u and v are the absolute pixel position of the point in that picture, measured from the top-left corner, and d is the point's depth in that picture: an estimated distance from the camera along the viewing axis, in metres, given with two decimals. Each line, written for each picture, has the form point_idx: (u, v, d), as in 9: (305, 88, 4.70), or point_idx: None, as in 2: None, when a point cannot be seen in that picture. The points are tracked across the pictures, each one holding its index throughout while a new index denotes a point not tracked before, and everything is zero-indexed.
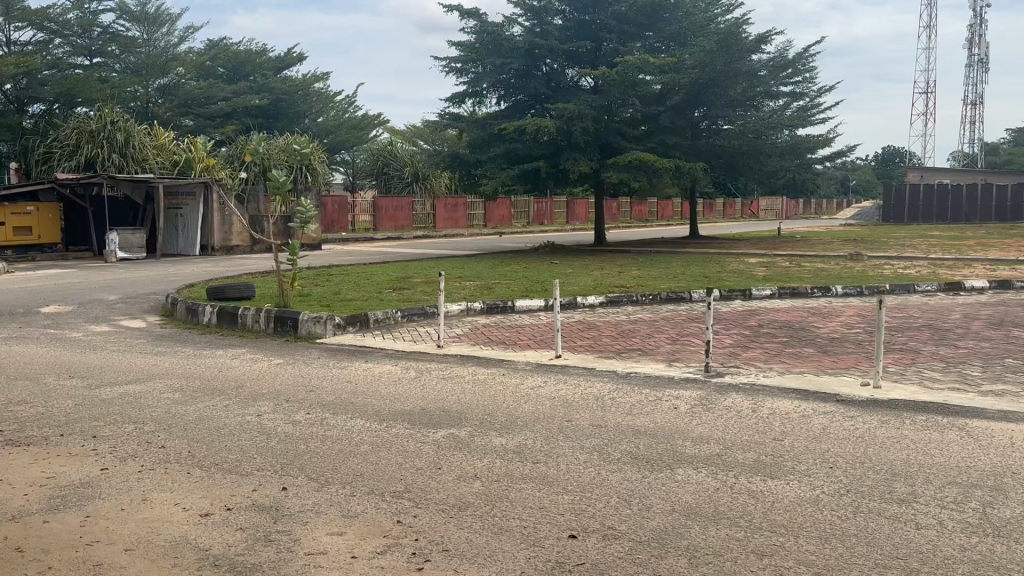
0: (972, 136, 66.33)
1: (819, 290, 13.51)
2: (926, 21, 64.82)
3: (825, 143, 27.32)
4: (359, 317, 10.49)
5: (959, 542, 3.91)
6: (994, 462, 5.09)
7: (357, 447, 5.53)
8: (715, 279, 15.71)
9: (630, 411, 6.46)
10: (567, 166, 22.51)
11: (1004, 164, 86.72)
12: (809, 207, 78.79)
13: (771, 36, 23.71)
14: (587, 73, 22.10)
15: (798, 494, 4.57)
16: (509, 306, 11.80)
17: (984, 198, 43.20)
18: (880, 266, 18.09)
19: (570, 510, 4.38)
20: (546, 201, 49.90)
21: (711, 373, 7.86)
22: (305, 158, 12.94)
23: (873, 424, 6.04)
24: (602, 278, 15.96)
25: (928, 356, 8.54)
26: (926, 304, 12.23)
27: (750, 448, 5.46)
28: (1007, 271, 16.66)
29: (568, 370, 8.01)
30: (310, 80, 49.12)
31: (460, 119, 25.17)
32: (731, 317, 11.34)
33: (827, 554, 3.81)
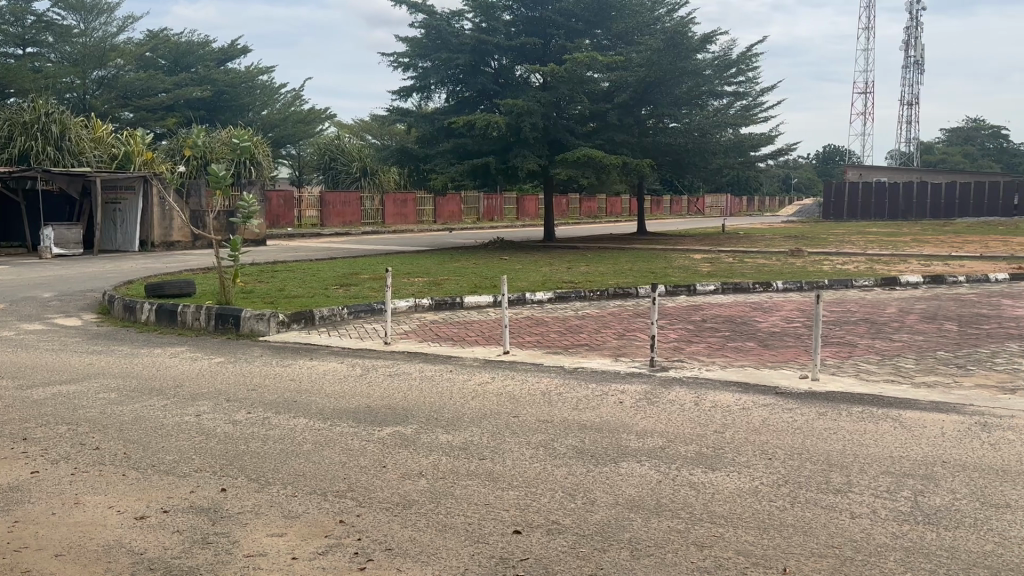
0: (908, 135, 68.35)
1: (761, 285, 13.76)
2: (865, 24, 66.56)
3: (766, 141, 27.83)
4: (304, 315, 10.34)
5: (891, 529, 4.03)
6: (926, 452, 5.26)
7: (300, 447, 5.43)
8: (662, 274, 15.85)
9: (576, 405, 6.50)
10: (515, 162, 22.56)
11: (938, 163, 89.64)
12: (753, 204, 80.27)
13: (716, 36, 24.01)
14: (535, 70, 22.19)
15: (738, 485, 4.65)
16: (457, 302, 11.74)
17: (919, 196, 44.43)
18: (819, 262, 18.53)
19: (515, 505, 4.38)
20: (495, 197, 49.82)
21: (655, 367, 7.94)
22: (247, 152, 12.68)
23: (810, 416, 6.18)
24: (551, 274, 16.02)
25: (864, 349, 8.78)
26: (863, 298, 12.58)
27: (692, 441, 5.52)
28: (941, 266, 17.20)
29: (516, 366, 8.02)
30: (254, 72, 48.25)
31: (408, 115, 25.02)
32: (676, 312, 11.48)
33: (765, 544, 3.88)
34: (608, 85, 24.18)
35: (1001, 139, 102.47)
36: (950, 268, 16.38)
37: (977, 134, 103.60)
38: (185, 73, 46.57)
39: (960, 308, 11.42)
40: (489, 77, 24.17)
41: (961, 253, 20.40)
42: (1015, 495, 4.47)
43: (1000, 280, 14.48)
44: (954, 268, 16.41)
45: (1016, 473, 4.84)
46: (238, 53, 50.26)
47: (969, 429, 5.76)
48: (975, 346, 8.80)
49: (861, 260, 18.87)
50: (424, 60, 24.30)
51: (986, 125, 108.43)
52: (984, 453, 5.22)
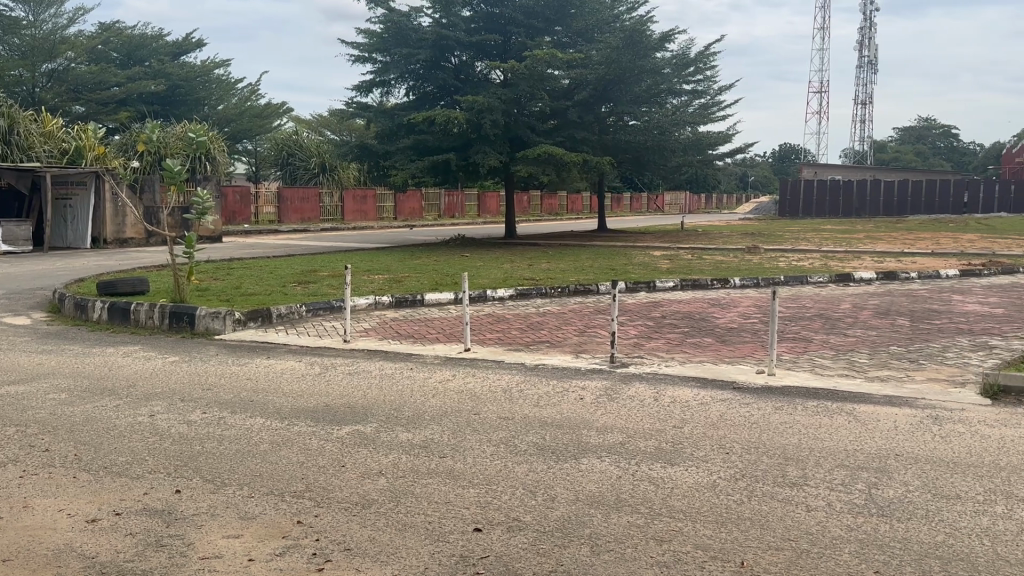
0: (862, 134, 69.64)
1: (718, 282, 13.91)
2: (821, 23, 67.56)
3: (724, 139, 28.17)
4: (261, 313, 10.20)
5: (846, 522, 4.09)
6: (879, 445, 5.36)
7: (256, 447, 5.35)
8: (621, 271, 15.94)
9: (536, 402, 6.50)
10: (476, 159, 22.53)
11: (890, 162, 91.63)
12: (711, 201, 81.26)
13: (674, 34, 24.19)
14: (496, 67, 22.16)
15: (696, 479, 4.69)
16: (417, 299, 11.68)
17: (872, 193, 45.24)
18: (775, 259, 18.81)
19: (475, 503, 4.37)
20: (456, 194, 49.68)
21: (616, 363, 7.97)
22: (202, 147, 12.45)
23: (768, 410, 6.26)
24: (512, 271, 15.99)
25: (819, 344, 8.92)
26: (818, 294, 12.79)
27: (652, 436, 5.56)
28: (893, 263, 17.54)
29: (477, 363, 7.99)
30: (209, 66, 47.39)
31: (367, 110, 24.83)
32: (636, 309, 11.55)
33: (723, 538, 3.91)
34: (568, 82, 24.24)
35: (950, 138, 105.09)
36: (902, 265, 16.73)
37: (928, 133, 105.97)
38: (138, 66, 45.60)
39: (912, 304, 11.67)
40: (450, 73, 24.08)
41: (912, 249, 20.89)
42: (964, 486, 4.58)
43: (950, 276, 14.84)
44: (906, 265, 16.76)
45: (966, 465, 4.96)
46: (193, 46, 49.37)
47: (921, 422, 5.89)
48: (926, 341, 9.00)
49: (815, 257, 19.20)
50: (384, 55, 24.14)
51: (936, 124, 111.08)
52: (934, 446, 5.34)
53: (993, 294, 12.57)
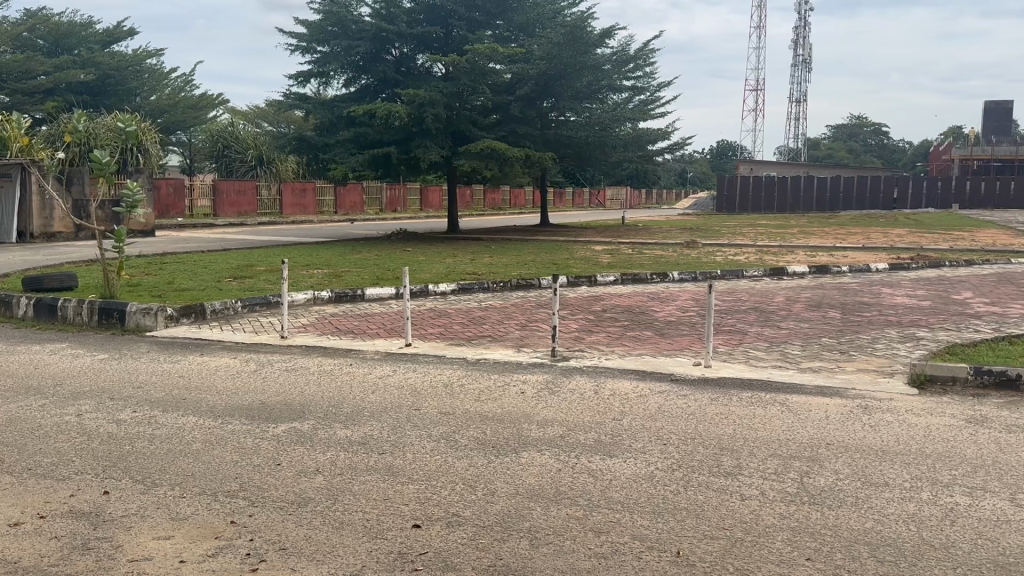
0: (796, 131, 71.48)
1: (658, 276, 14.09)
2: (757, 22, 69.06)
3: (663, 135, 28.54)
4: (194, 309, 9.96)
5: (779, 510, 4.19)
6: (811, 434, 5.50)
7: (188, 447, 5.21)
8: (563, 265, 16.04)
9: (478, 396, 6.49)
10: (418, 153, 22.40)
11: (823, 159, 94.34)
12: (651, 197, 82.48)
13: (615, 31, 24.41)
14: (437, 59, 22.05)
15: (634, 470, 4.75)
16: (358, 294, 11.55)
17: (806, 189, 46.44)
18: (713, 253, 19.19)
19: (415, 499, 4.34)
20: (398, 187, 49.30)
21: (556, 357, 8.01)
22: (132, 137, 12.06)
23: (704, 401, 6.37)
24: (454, 266, 15.95)
25: (754, 336, 9.12)
26: (753, 288, 13.08)
27: (591, 429, 5.61)
28: (825, 257, 18.05)
29: (418, 358, 7.94)
30: (142, 55, 46.05)
31: (306, 102, 24.44)
32: (577, 303, 11.63)
33: (661, 528, 3.97)
34: (510, 77, 24.24)
35: (880, 136, 108.57)
36: (834, 258, 17.23)
37: (859, 131, 109.29)
38: (67, 55, 44.04)
39: (843, 297, 12.02)
40: (390, 66, 23.87)
41: (843, 244, 21.55)
42: (892, 473, 4.74)
43: (880, 270, 15.29)
44: (837, 258, 17.27)
45: (894, 453, 5.12)
46: (124, 35, 47.91)
47: (851, 412, 6.07)
48: (857, 333, 9.27)
49: (751, 251, 19.66)
50: (324, 46, 23.79)
51: (867, 122, 114.71)
52: (864, 435, 5.50)
53: (919, 287, 13.02)
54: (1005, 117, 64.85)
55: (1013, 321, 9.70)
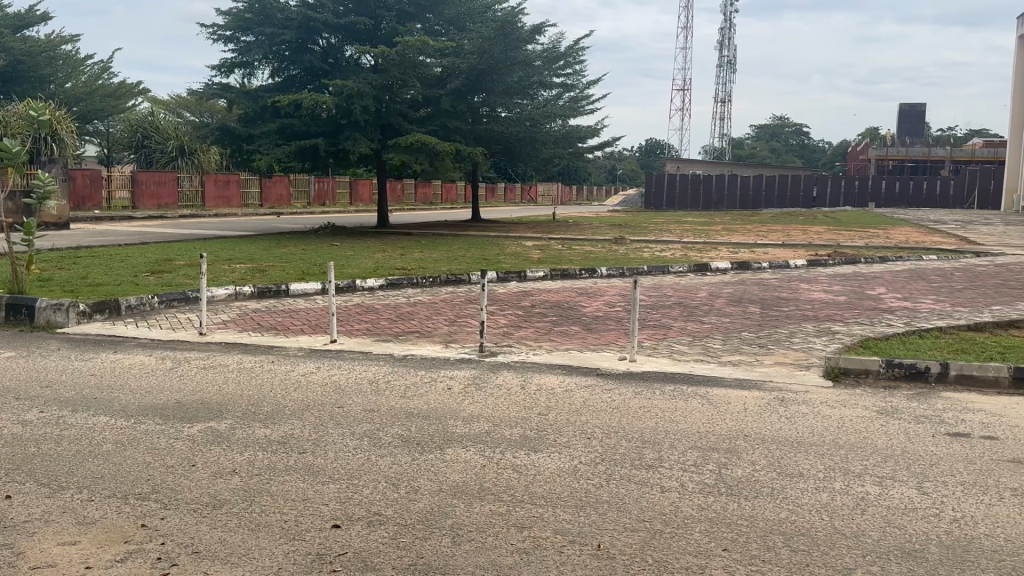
0: (721, 131, 73.18)
1: (586, 271, 14.22)
2: (685, 23, 70.47)
3: (593, 133, 28.82)
4: (108, 305, 9.59)
5: (698, 502, 4.26)
6: (729, 427, 5.62)
7: (98, 448, 5.01)
8: (492, 261, 16.01)
9: (403, 393, 6.42)
10: (346, 146, 22.08)
11: (748, 158, 96.85)
12: (582, 193, 83.33)
13: (545, 27, 24.53)
14: (365, 51, 21.78)
15: (558, 465, 4.77)
16: (282, 289, 11.31)
17: (730, 187, 47.58)
18: (640, 250, 19.48)
19: (335, 498, 4.26)
20: (326, 180, 48.51)
21: (484, 352, 8.00)
22: (43, 126, 11.51)
23: (628, 395, 6.45)
24: (381, 261, 15.76)
25: (678, 331, 9.29)
26: (678, 283, 13.32)
27: (516, 424, 5.61)
28: (748, 253, 18.49)
29: (343, 354, 7.83)
30: (55, 41, 44.13)
31: (229, 91, 23.81)
32: (506, 298, 11.64)
33: (582, 521, 4.00)
34: (440, 71, 24.09)
35: (801, 136, 112.02)
36: (755, 255, 17.68)
37: (781, 131, 112.53)
38: None
39: (764, 292, 12.35)
40: (317, 56, 23.47)
41: (764, 241, 22.13)
42: (806, 463, 4.88)
43: (798, 266, 15.77)
44: (758, 255, 17.72)
45: (809, 444, 5.27)
46: (37, 20, 45.81)
47: (768, 404, 6.24)
48: (775, 327, 9.54)
49: (677, 248, 20.05)
50: (248, 34, 23.23)
51: (789, 123, 118.27)
52: (780, 426, 5.65)
53: (835, 283, 13.46)
54: (918, 120, 67.61)
55: (923, 316, 10.13)
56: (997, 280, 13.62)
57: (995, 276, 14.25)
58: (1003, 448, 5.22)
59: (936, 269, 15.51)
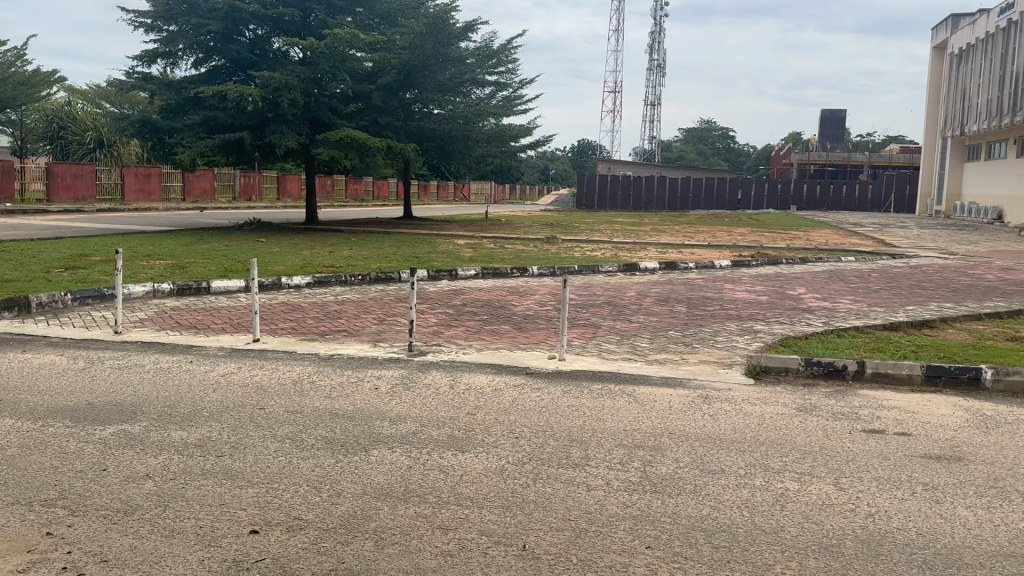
0: (651, 133, 74.40)
1: (517, 270, 14.21)
2: (616, 26, 71.45)
3: (525, 132, 28.91)
4: (17, 302, 9.15)
5: (623, 500, 4.29)
6: (655, 424, 5.68)
7: (2, 453, 4.74)
8: (424, 259, 15.88)
9: (329, 393, 6.29)
10: (273, 139, 21.59)
11: (676, 160, 98.78)
12: (514, 192, 83.63)
13: (478, 25, 24.49)
14: (294, 43, 21.36)
15: (486, 465, 4.74)
16: (203, 287, 10.97)
17: (659, 189, 48.41)
18: (572, 249, 19.56)
19: (254, 503, 4.13)
20: (252, 175, 47.39)
21: (413, 352, 7.90)
22: None
23: (556, 394, 6.45)
24: (309, 258, 15.45)
25: (607, 330, 9.36)
26: (607, 283, 13.45)
27: (444, 424, 5.54)
28: (675, 253, 18.80)
29: (266, 354, 7.63)
30: None
31: (150, 81, 23.03)
32: (437, 296, 11.56)
33: (508, 522, 3.96)
34: (370, 65, 23.80)
35: (728, 140, 114.78)
36: (683, 255, 18.00)
37: (708, 135, 115.08)
38: None
39: (690, 292, 12.56)
40: (244, 48, 22.90)
41: (691, 241, 22.55)
42: (729, 460, 4.96)
43: (723, 267, 16.10)
44: (686, 255, 18.05)
45: (731, 440, 5.37)
46: None
47: (693, 401, 6.34)
48: (700, 326, 9.71)
49: (607, 248, 20.21)
50: (171, 23, 22.51)
51: (715, 127, 121.05)
52: (704, 424, 5.73)
53: (758, 283, 13.78)
54: (838, 125, 69.93)
55: (840, 315, 10.46)
56: (909, 281, 14.17)
57: (909, 277, 14.84)
58: (914, 443, 5.41)
59: (853, 270, 16.08)
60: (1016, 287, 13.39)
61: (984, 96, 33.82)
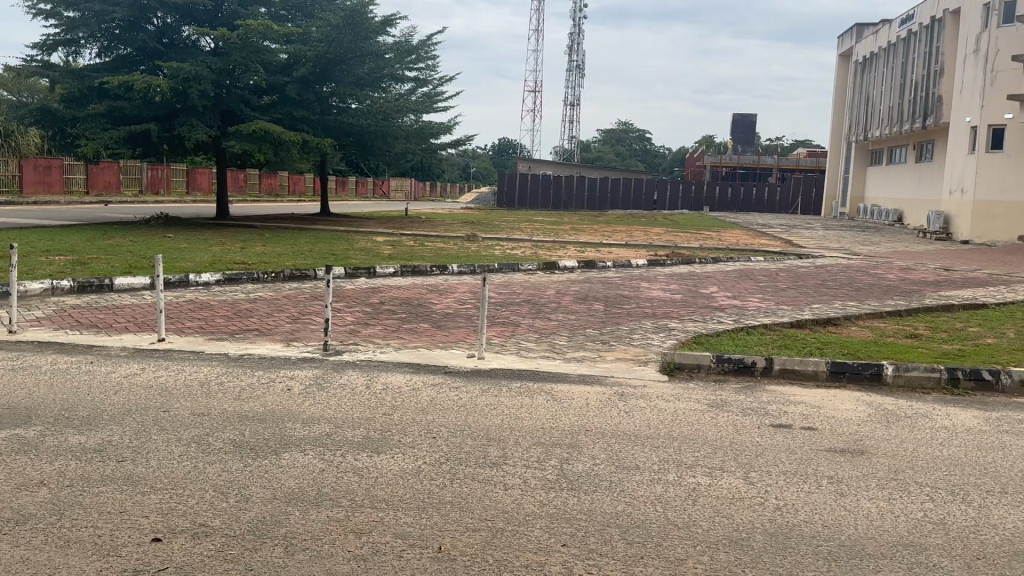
0: (570, 133, 75.20)
1: (437, 268, 14.11)
2: (536, 26, 71.82)
3: (445, 129, 28.78)
4: None
5: (540, 498, 4.28)
6: (572, 422, 5.70)
7: None
8: (342, 256, 15.63)
9: (238, 395, 6.08)
10: (182, 132, 20.83)
11: (595, 160, 100.09)
12: (435, 190, 83.26)
13: (396, 20, 24.24)
14: (204, 33, 20.67)
15: (401, 466, 4.65)
16: (105, 284, 10.49)
17: (578, 188, 49.00)
18: (491, 247, 19.54)
19: (156, 510, 3.95)
20: (161, 168, 45.70)
21: (329, 351, 7.71)
22: None
23: (475, 392, 6.41)
24: (221, 255, 14.98)
25: (526, 328, 9.37)
26: (527, 281, 13.48)
27: (360, 425, 5.43)
28: (594, 252, 19.02)
29: (172, 354, 7.33)
30: None
31: (50, 69, 21.93)
32: (354, 294, 11.35)
33: (424, 524, 3.90)
34: (285, 57, 23.23)
35: (644, 142, 117.04)
36: (601, 254, 18.22)
37: (625, 137, 117.11)
38: None
39: (607, 290, 12.71)
40: (152, 36, 22.04)
41: (609, 240, 22.89)
42: (643, 456, 5.01)
43: (640, 266, 16.35)
44: (604, 253, 18.28)
45: (646, 436, 5.43)
46: None
47: (609, 398, 6.39)
48: (617, 324, 9.83)
49: (527, 246, 20.25)
50: (73, 9, 21.46)
51: (632, 129, 123.23)
52: (619, 421, 5.78)
53: (673, 281, 14.05)
54: (749, 129, 72.23)
55: (751, 313, 10.74)
56: (815, 280, 14.67)
57: (815, 276, 15.40)
58: (820, 438, 5.57)
59: (762, 269, 16.54)
60: (913, 287, 14.03)
61: (885, 102, 35.37)
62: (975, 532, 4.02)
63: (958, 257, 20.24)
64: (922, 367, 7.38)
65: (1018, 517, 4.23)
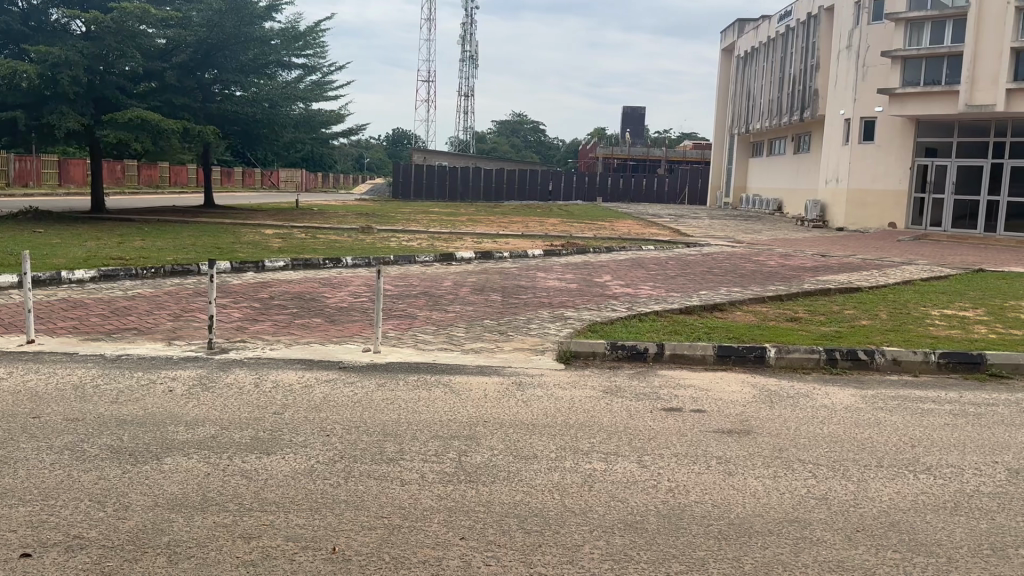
0: (465, 124, 75.05)
1: (330, 261, 13.77)
2: (428, 16, 71.31)
3: (337, 118, 28.16)
4: None
5: (437, 492, 4.22)
6: (471, 414, 5.66)
7: None
8: (229, 250, 15.05)
9: (115, 399, 5.74)
10: (52, 119, 19.55)
11: (491, 151, 100.40)
12: (328, 180, 81.50)
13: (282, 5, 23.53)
14: (74, 15, 19.48)
15: (292, 467, 4.49)
16: None
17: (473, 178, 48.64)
18: (387, 239, 19.27)
19: (25, 523, 3.68)
20: (30, 159, 42.97)
21: (215, 350, 7.40)
22: None
23: (371, 387, 6.29)
24: (98, 250, 14.25)
25: (422, 320, 9.28)
26: (423, 273, 13.33)
27: (248, 426, 5.23)
28: (490, 243, 19.02)
29: (42, 357, 6.86)
30: None
31: None
32: (242, 290, 10.92)
33: (316, 525, 3.78)
34: (164, 43, 22.16)
35: (539, 133, 118.21)
36: (497, 244, 18.22)
37: (520, 127, 117.82)
38: None
39: (503, 281, 12.72)
40: (15, 18, 20.60)
41: (505, 231, 22.94)
42: (540, 445, 5.03)
43: (536, 256, 16.43)
44: (500, 244, 18.29)
45: (544, 425, 5.45)
46: None
47: (507, 389, 6.38)
48: (514, 314, 9.86)
49: (424, 238, 20.05)
50: None
51: (528, 120, 124.12)
52: (517, 411, 5.79)
53: (568, 271, 14.19)
54: (639, 122, 74.12)
55: (643, 301, 10.99)
56: (703, 268, 15.11)
57: (702, 263, 15.91)
58: (708, 420, 5.74)
59: (653, 258, 16.92)
60: (793, 272, 14.66)
61: (766, 96, 36.85)
62: (854, 505, 4.21)
63: (835, 243, 21.34)
64: (803, 349, 7.71)
65: (893, 489, 4.47)
